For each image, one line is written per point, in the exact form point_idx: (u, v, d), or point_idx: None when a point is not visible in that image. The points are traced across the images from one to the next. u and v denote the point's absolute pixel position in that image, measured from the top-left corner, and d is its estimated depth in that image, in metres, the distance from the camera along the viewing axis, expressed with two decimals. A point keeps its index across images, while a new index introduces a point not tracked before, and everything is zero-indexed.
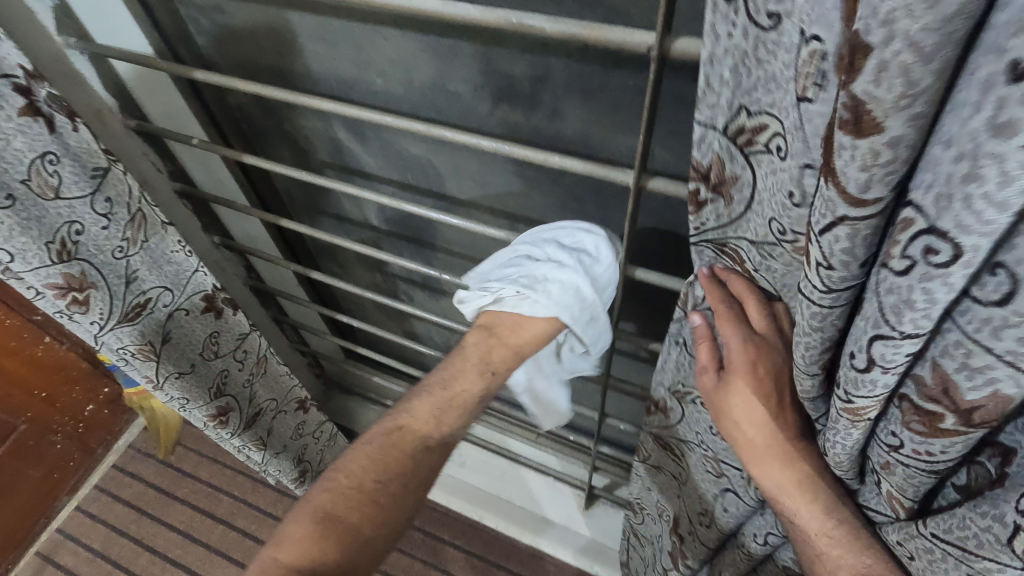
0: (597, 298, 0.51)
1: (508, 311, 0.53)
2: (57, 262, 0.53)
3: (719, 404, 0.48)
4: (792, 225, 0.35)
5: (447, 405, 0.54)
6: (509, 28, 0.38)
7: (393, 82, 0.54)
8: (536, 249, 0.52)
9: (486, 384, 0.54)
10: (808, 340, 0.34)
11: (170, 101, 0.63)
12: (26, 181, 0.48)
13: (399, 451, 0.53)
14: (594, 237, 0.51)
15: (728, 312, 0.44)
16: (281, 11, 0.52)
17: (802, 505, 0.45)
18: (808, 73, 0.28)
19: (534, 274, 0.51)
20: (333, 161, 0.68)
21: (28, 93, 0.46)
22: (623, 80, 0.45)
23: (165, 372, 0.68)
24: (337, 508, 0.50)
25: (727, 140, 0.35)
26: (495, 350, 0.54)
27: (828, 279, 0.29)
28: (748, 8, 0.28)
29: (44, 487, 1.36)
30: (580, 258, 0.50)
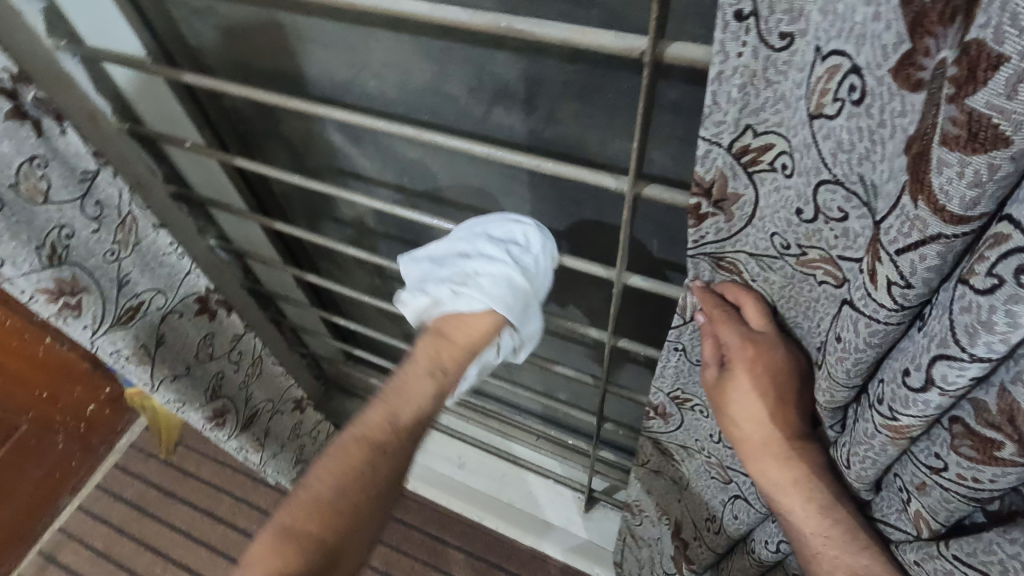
0: (529, 288, 0.51)
1: (449, 313, 0.52)
2: (48, 267, 0.52)
3: (718, 399, 0.48)
4: (799, 240, 0.37)
5: (400, 406, 0.51)
6: (500, 33, 0.37)
7: (386, 85, 0.53)
8: (468, 246, 0.52)
9: (439, 385, 0.52)
10: (858, 355, 0.35)
11: (164, 106, 0.62)
12: (14, 185, 0.47)
13: (355, 459, 0.49)
14: (524, 227, 0.52)
15: (725, 315, 0.44)
16: (270, 12, 0.51)
17: (798, 504, 0.46)
18: (824, 90, 0.29)
19: (467, 270, 0.51)
20: (328, 164, 0.67)
21: (15, 97, 0.45)
22: (619, 84, 0.44)
23: (160, 375, 0.67)
24: (297, 523, 0.47)
25: (732, 156, 0.34)
26: (445, 351, 0.52)
27: (903, 296, 0.30)
28: (761, 28, 0.28)
29: (45, 486, 1.36)
30: (511, 250, 0.51)
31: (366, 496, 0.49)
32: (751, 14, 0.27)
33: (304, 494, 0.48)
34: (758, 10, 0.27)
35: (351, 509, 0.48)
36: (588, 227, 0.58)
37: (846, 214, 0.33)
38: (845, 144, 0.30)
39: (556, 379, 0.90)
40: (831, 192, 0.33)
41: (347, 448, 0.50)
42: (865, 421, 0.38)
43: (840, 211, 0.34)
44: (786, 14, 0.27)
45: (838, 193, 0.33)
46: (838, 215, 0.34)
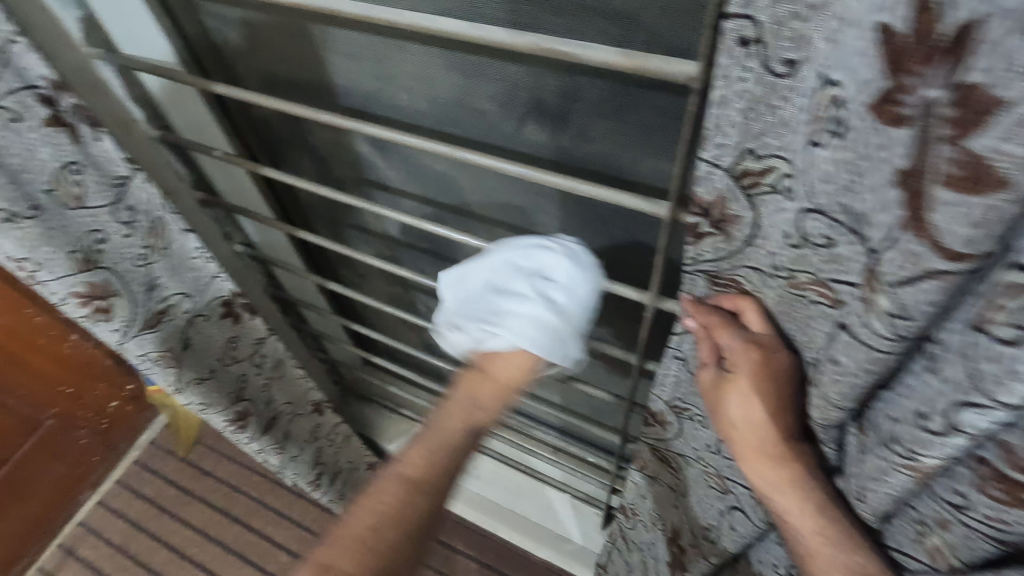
0: (561, 326, 0.50)
1: (486, 350, 0.53)
2: (81, 272, 0.53)
3: (716, 405, 0.46)
4: (786, 263, 0.36)
5: (440, 441, 0.53)
6: (541, 53, 0.37)
7: (417, 98, 0.53)
8: (501, 282, 0.52)
9: (475, 419, 0.54)
10: (856, 379, 0.34)
11: (196, 114, 0.64)
12: (50, 190, 0.48)
13: (394, 494, 0.51)
14: (551, 254, 0.50)
15: (723, 321, 0.42)
16: (304, 23, 0.52)
17: (795, 505, 0.45)
18: (821, 118, 0.28)
19: (498, 309, 0.51)
20: (353, 174, 0.68)
21: (52, 104, 0.46)
22: (656, 103, 0.44)
23: (186, 377, 0.68)
24: (336, 558, 0.47)
25: (733, 179, 0.33)
26: (482, 389, 0.54)
27: (898, 327, 0.29)
28: (764, 55, 0.27)
29: (67, 480, 1.39)
30: (541, 286, 0.50)
31: (404, 532, 0.49)
32: (755, 41, 0.27)
33: (345, 530, 0.49)
34: (762, 37, 0.27)
35: (389, 544, 0.48)
36: (617, 246, 0.58)
37: (831, 240, 0.32)
38: (828, 175, 0.29)
39: (578, 393, 0.90)
40: (814, 220, 0.32)
41: (388, 486, 0.51)
42: (879, 458, 0.37)
43: (825, 238, 0.32)
44: (791, 41, 0.26)
45: (821, 221, 0.32)
46: (823, 242, 0.32)
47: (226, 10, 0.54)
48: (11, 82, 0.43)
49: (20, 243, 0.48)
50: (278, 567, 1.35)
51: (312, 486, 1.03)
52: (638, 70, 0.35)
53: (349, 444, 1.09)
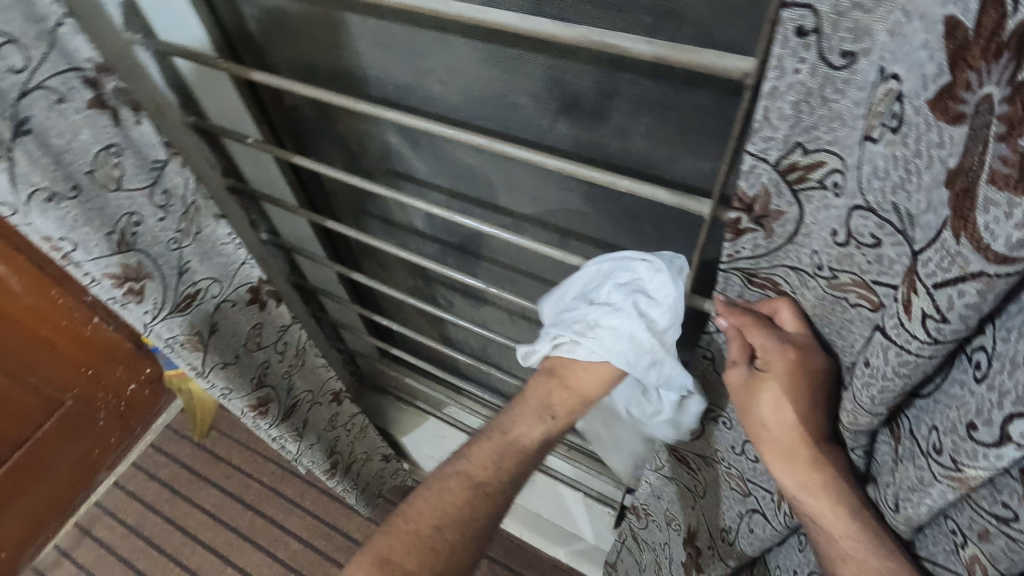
0: (655, 346, 0.50)
1: (567, 358, 0.54)
2: (116, 253, 0.54)
3: (747, 403, 0.46)
4: (831, 263, 0.36)
5: (507, 450, 0.56)
6: (589, 47, 0.37)
7: (450, 90, 0.54)
8: (598, 294, 0.52)
9: (547, 429, 0.57)
10: (887, 383, 0.34)
11: (226, 101, 0.64)
12: (90, 172, 0.49)
13: (458, 498, 0.55)
14: (654, 273, 0.49)
15: (756, 321, 0.43)
16: (341, 14, 0.52)
17: (827, 506, 0.44)
18: (879, 112, 0.28)
19: (591, 322, 0.51)
20: (382, 165, 0.68)
21: (96, 86, 0.46)
22: (695, 100, 0.44)
23: (211, 361, 0.69)
24: (399, 553, 0.51)
25: (778, 174, 0.33)
26: (559, 396, 0.56)
27: (937, 331, 0.28)
28: (822, 45, 0.27)
29: (86, 461, 1.41)
30: (638, 303, 0.49)
31: (463, 534, 0.53)
32: (812, 32, 0.27)
33: (409, 526, 0.53)
34: (820, 27, 0.26)
35: (448, 545, 0.52)
36: (646, 244, 0.58)
37: (879, 240, 0.33)
38: (880, 172, 0.30)
39: None
40: (863, 217, 0.33)
41: (453, 489, 0.55)
42: (917, 466, 0.36)
43: (873, 238, 0.33)
44: (850, 32, 0.26)
45: (870, 219, 0.32)
46: (870, 241, 0.33)
47: None
48: (58, 64, 0.44)
49: (61, 224, 0.49)
50: (289, 555, 1.36)
51: (328, 474, 1.04)
52: (687, 64, 0.35)
53: (367, 434, 1.09)
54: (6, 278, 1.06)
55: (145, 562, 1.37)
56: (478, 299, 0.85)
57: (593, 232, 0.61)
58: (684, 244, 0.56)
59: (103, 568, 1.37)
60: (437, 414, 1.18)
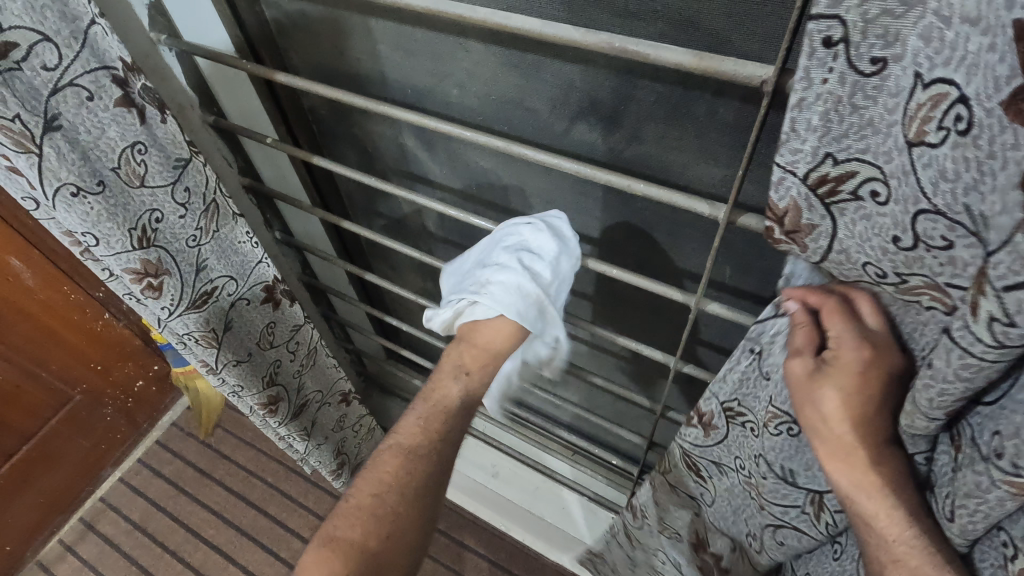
0: (542, 296, 0.55)
1: (471, 320, 0.57)
2: (136, 249, 0.55)
3: (806, 394, 0.43)
4: (897, 268, 0.35)
5: (433, 411, 0.54)
6: (612, 53, 0.38)
7: (469, 94, 0.55)
8: (489, 257, 0.56)
9: (464, 387, 0.55)
10: (948, 386, 0.33)
11: (246, 100, 0.65)
12: (116, 169, 0.50)
13: (394, 466, 0.51)
14: (534, 230, 0.55)
15: (837, 307, 0.41)
16: (364, 18, 0.53)
17: (884, 509, 0.42)
18: (926, 117, 0.29)
19: (486, 281, 0.55)
20: (398, 166, 0.69)
21: (125, 85, 0.47)
22: (712, 107, 0.44)
23: (224, 358, 0.70)
24: (344, 530, 0.48)
25: (807, 187, 0.34)
26: (470, 354, 0.56)
27: (1004, 335, 0.28)
28: (851, 52, 0.28)
29: (92, 456, 1.42)
30: (524, 259, 0.54)
31: (406, 503, 0.50)
32: (840, 41, 0.28)
33: (352, 502, 0.49)
34: (848, 36, 0.28)
35: (393, 515, 0.49)
36: (658, 249, 0.59)
37: (950, 243, 0.31)
38: (948, 173, 0.29)
39: (602, 396, 0.91)
40: (931, 221, 0.31)
41: (387, 459, 0.51)
42: (976, 473, 0.36)
43: (944, 240, 0.31)
44: (880, 37, 0.28)
45: (938, 222, 0.31)
46: (941, 244, 0.32)
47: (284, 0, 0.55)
48: (90, 63, 0.45)
49: (85, 219, 0.50)
50: (291, 554, 1.36)
51: (334, 474, 1.04)
52: (706, 71, 0.36)
53: (372, 438, 1.11)
54: (20, 273, 1.07)
55: (148, 559, 1.37)
56: None
57: (604, 237, 0.61)
58: (697, 248, 0.56)
59: (107, 564, 1.37)
60: None
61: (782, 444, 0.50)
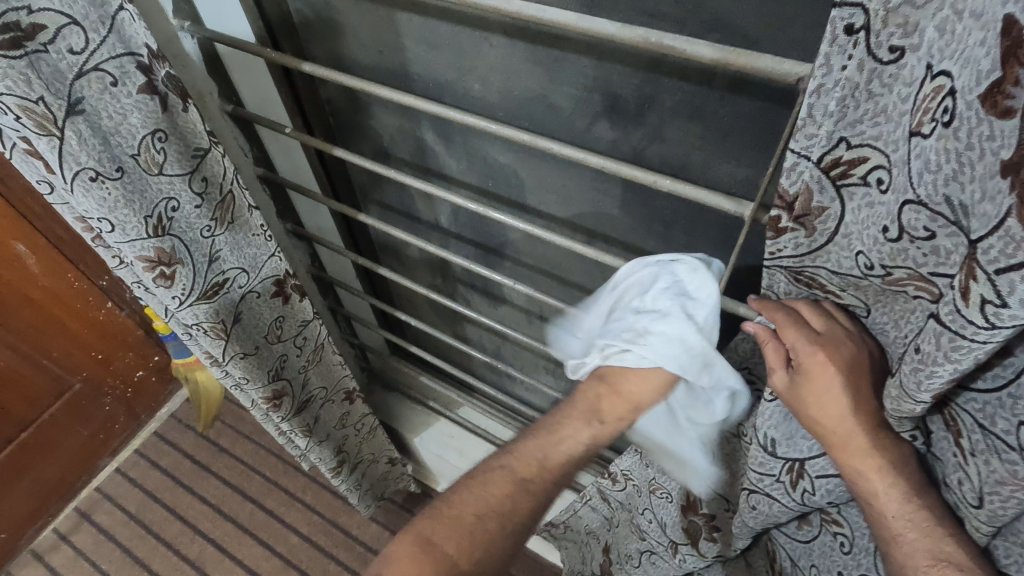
0: (707, 347, 0.48)
1: (616, 367, 0.53)
2: (151, 236, 0.54)
3: (789, 405, 0.43)
4: (883, 261, 0.35)
5: (551, 451, 0.54)
6: (646, 48, 0.38)
7: (491, 89, 0.54)
8: (643, 301, 0.51)
9: (593, 435, 0.54)
10: (937, 370, 0.32)
11: (264, 89, 0.64)
12: (135, 155, 0.50)
13: (501, 490, 0.52)
14: (695, 274, 0.49)
15: (789, 318, 0.41)
16: (390, 11, 0.53)
17: (882, 487, 0.41)
18: (927, 108, 0.28)
19: (636, 331, 0.51)
20: (413, 160, 0.68)
21: (149, 72, 0.47)
22: (739, 107, 0.44)
23: (230, 351, 0.70)
24: (439, 536, 0.50)
25: (820, 170, 0.34)
26: (609, 400, 0.53)
27: (996, 318, 0.27)
28: (870, 41, 0.28)
29: (90, 446, 1.41)
30: (683, 305, 0.49)
31: (510, 518, 0.51)
32: (862, 29, 0.27)
33: (450, 509, 0.52)
34: (869, 25, 0.27)
35: (495, 525, 0.51)
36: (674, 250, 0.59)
37: (932, 233, 0.31)
38: (932, 165, 0.29)
39: None
40: (914, 212, 0.31)
41: (500, 477, 0.53)
42: (1007, 460, 0.34)
43: (926, 231, 0.32)
44: (899, 27, 0.27)
45: (921, 212, 0.31)
46: (924, 234, 0.32)
47: None
48: (116, 48, 0.44)
49: (103, 204, 0.50)
50: (288, 549, 1.36)
51: (333, 471, 1.04)
52: (743, 66, 0.36)
53: (375, 436, 1.09)
54: (24, 257, 1.07)
55: (143, 550, 1.36)
56: (496, 298, 0.85)
57: (618, 235, 0.61)
58: (714, 251, 0.56)
59: (102, 555, 1.36)
60: (447, 414, 1.16)
61: (773, 411, 0.48)
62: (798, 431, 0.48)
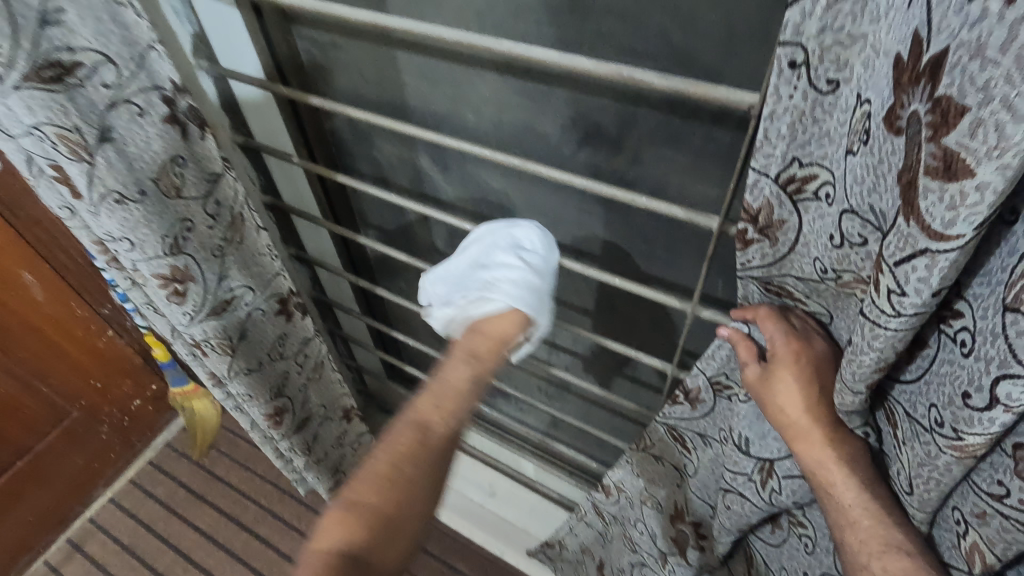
0: (544, 285, 0.55)
1: (477, 318, 0.56)
2: (167, 255, 0.58)
3: (761, 395, 0.45)
4: (834, 265, 0.39)
5: (447, 392, 0.52)
6: (618, 81, 0.43)
7: (484, 119, 0.60)
8: (488, 259, 0.57)
9: (473, 374, 0.54)
10: (864, 358, 0.34)
11: (272, 123, 0.70)
12: (156, 180, 0.54)
13: (413, 441, 0.50)
14: (526, 231, 0.57)
15: (771, 312, 0.44)
16: (390, 51, 0.59)
17: (840, 478, 0.43)
18: (857, 130, 0.32)
19: (488, 281, 0.56)
20: (411, 187, 0.73)
21: (171, 104, 0.52)
22: (709, 133, 0.49)
23: (236, 367, 0.73)
24: (362, 496, 0.48)
25: (778, 186, 0.37)
26: (477, 344, 0.55)
27: (899, 305, 0.30)
28: (811, 74, 0.32)
29: (84, 475, 1.41)
30: (520, 253, 0.56)
31: (429, 470, 0.50)
32: (803, 64, 0.31)
33: (367, 468, 0.49)
34: (808, 61, 0.31)
35: (413, 482, 0.49)
36: (656, 266, 0.63)
37: (865, 239, 0.35)
38: (858, 178, 0.33)
39: (600, 411, 0.93)
40: (851, 220, 0.35)
41: (406, 431, 0.51)
42: (923, 443, 0.36)
43: (861, 237, 0.35)
44: (833, 63, 0.31)
45: (855, 221, 0.35)
46: (858, 240, 0.36)
47: (319, 35, 0.61)
48: (144, 83, 0.49)
49: (125, 224, 0.54)
50: None
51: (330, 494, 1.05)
52: (703, 95, 0.41)
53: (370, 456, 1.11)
54: (30, 286, 1.10)
55: None
56: None
57: (605, 253, 0.66)
58: (692, 266, 0.61)
59: None
60: None
61: (747, 412, 0.53)
62: (769, 431, 0.52)
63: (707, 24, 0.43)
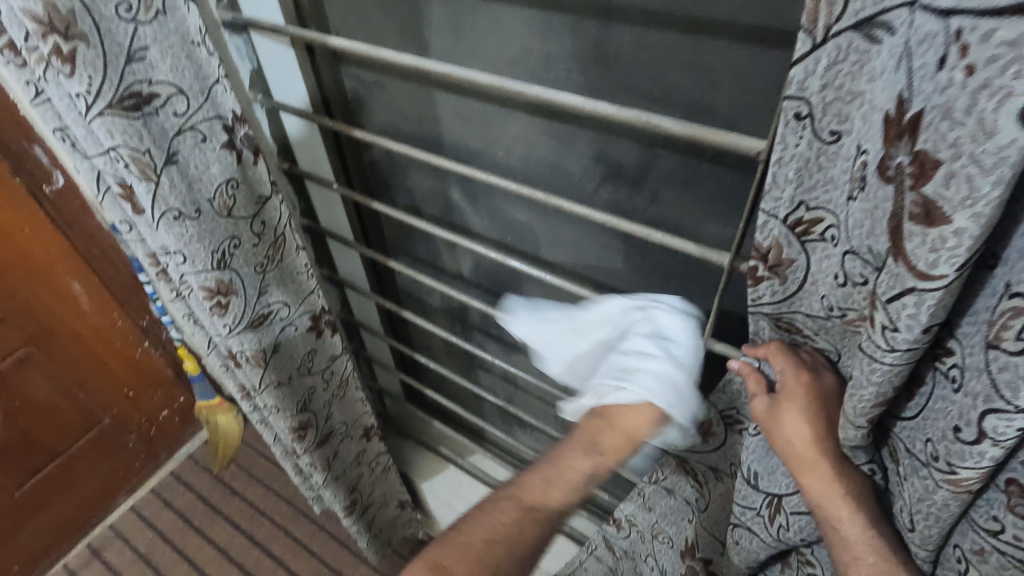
0: (687, 381, 0.54)
1: (609, 406, 0.58)
2: (213, 269, 0.63)
3: (771, 427, 0.47)
4: (839, 303, 0.40)
5: (556, 478, 0.59)
6: (638, 124, 0.46)
7: (513, 156, 0.64)
8: (626, 345, 0.57)
9: (594, 464, 0.58)
10: (864, 392, 0.36)
11: (315, 152, 0.75)
12: (211, 201, 0.59)
13: (507, 516, 0.57)
14: (670, 316, 0.56)
15: (780, 346, 0.46)
16: (429, 91, 0.64)
17: (846, 513, 0.44)
18: (856, 177, 0.34)
19: (626, 370, 0.56)
20: (441, 217, 0.77)
21: (231, 132, 0.57)
22: (723, 176, 0.52)
23: (267, 379, 0.76)
24: (449, 560, 0.54)
25: (787, 228, 0.40)
26: (606, 435, 0.57)
27: (893, 340, 0.32)
28: (815, 126, 0.34)
29: (108, 482, 1.44)
30: (664, 344, 0.55)
31: (513, 548, 0.55)
32: (807, 116, 0.34)
33: (467, 533, 0.56)
34: (813, 114, 0.34)
35: (498, 560, 0.54)
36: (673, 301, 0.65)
37: (867, 278, 0.37)
38: (858, 222, 0.35)
39: None
40: (853, 261, 0.37)
41: (505, 506, 0.58)
42: (921, 478, 0.38)
43: (863, 277, 0.37)
44: (835, 116, 0.33)
45: (857, 261, 0.37)
46: (860, 280, 0.37)
47: (364, 73, 0.66)
48: (209, 112, 0.55)
49: (180, 239, 0.58)
50: None
51: (345, 512, 1.07)
52: (715, 141, 0.44)
53: (387, 477, 1.13)
54: (78, 296, 1.17)
55: None
56: (510, 345, 0.92)
57: (624, 285, 0.68)
58: (707, 302, 0.63)
59: None
60: (459, 461, 1.18)
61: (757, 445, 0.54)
62: (777, 466, 0.52)
63: (723, 79, 0.46)
